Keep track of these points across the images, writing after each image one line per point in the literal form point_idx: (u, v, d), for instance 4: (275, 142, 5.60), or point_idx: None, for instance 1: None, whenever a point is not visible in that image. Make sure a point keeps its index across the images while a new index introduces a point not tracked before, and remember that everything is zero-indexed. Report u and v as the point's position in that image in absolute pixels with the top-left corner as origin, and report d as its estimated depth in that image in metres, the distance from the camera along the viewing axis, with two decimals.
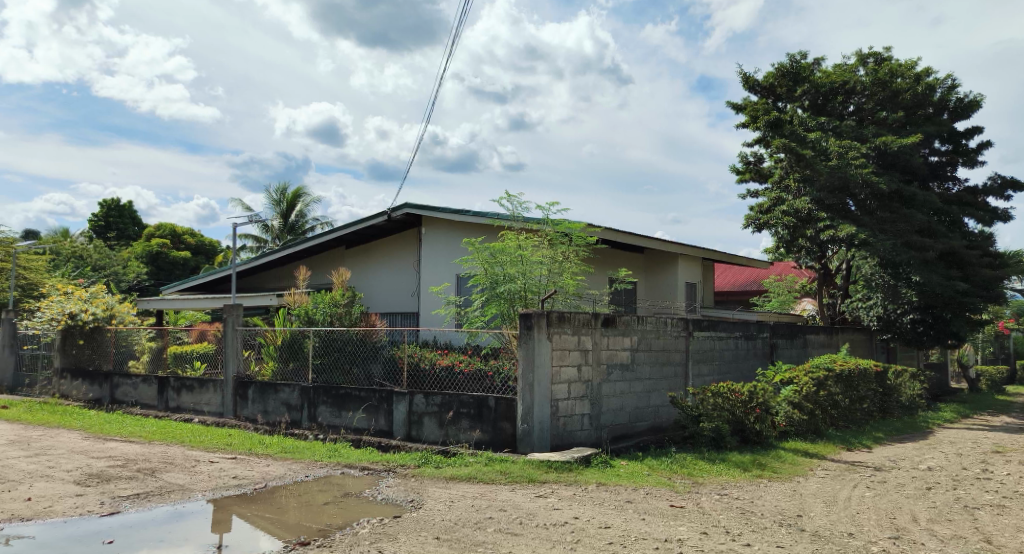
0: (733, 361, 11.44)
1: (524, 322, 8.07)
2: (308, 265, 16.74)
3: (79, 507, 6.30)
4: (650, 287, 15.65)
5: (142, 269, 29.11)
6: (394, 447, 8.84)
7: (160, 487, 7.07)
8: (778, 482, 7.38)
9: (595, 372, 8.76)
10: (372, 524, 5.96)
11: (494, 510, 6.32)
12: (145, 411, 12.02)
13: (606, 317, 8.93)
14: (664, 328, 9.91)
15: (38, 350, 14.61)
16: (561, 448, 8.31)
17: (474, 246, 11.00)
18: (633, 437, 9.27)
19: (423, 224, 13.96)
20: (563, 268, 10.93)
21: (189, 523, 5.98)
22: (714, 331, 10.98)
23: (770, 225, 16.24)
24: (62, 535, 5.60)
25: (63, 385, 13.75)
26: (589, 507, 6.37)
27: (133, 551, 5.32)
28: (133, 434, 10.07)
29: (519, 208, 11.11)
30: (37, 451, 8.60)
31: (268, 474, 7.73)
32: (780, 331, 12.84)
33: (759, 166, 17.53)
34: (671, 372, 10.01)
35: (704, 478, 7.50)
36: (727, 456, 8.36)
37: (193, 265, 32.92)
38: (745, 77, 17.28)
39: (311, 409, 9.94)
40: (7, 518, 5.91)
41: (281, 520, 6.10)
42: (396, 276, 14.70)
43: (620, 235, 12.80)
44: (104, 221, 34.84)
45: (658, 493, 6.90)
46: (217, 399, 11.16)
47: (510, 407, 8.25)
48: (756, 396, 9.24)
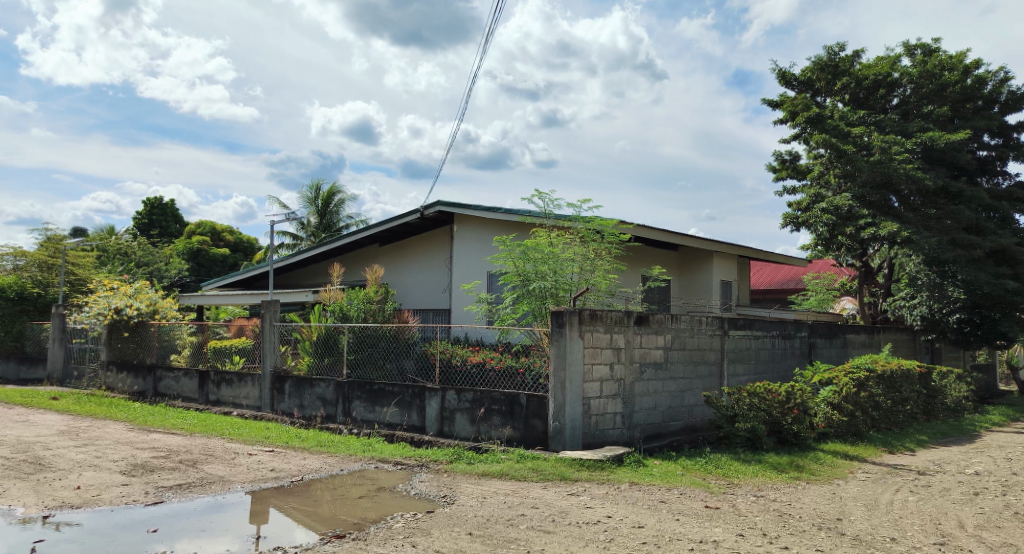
0: (770, 361, 11.27)
1: (556, 319, 8.06)
2: (342, 262, 16.93)
3: (125, 496, 6.47)
4: (685, 284, 15.49)
5: (184, 265, 29.74)
6: (426, 442, 8.90)
7: (201, 478, 7.21)
8: (816, 484, 7.25)
9: (628, 370, 8.70)
10: (405, 519, 6.00)
11: (526, 507, 6.32)
12: (186, 404, 12.30)
13: (639, 315, 8.86)
14: (698, 327, 9.78)
15: (85, 344, 15.04)
16: (594, 447, 8.27)
17: (505, 244, 10.97)
18: (666, 437, 9.18)
19: (456, 221, 14.00)
20: (595, 265, 10.87)
21: (227, 514, 6.09)
22: (750, 330, 10.81)
23: (810, 223, 15.93)
24: (108, 523, 5.74)
25: (109, 377, 14.13)
26: (622, 507, 6.33)
27: (175, 540, 5.43)
28: (175, 426, 10.31)
29: (551, 204, 11.02)
30: (85, 441, 8.86)
31: (304, 467, 7.83)
32: (819, 330, 12.61)
33: (797, 164, 17.23)
34: (706, 371, 9.89)
35: (741, 479, 7.39)
36: (763, 458, 8.23)
37: (232, 262, 33.56)
38: (782, 72, 16.96)
39: (345, 404, 10.05)
40: (57, 505, 6.09)
41: (316, 513, 6.18)
42: (428, 273, 14.78)
43: (654, 232, 12.66)
44: (147, 219, 35.76)
45: (693, 494, 6.83)
46: (255, 393, 11.36)
47: (542, 405, 8.23)
48: (794, 397, 9.05)
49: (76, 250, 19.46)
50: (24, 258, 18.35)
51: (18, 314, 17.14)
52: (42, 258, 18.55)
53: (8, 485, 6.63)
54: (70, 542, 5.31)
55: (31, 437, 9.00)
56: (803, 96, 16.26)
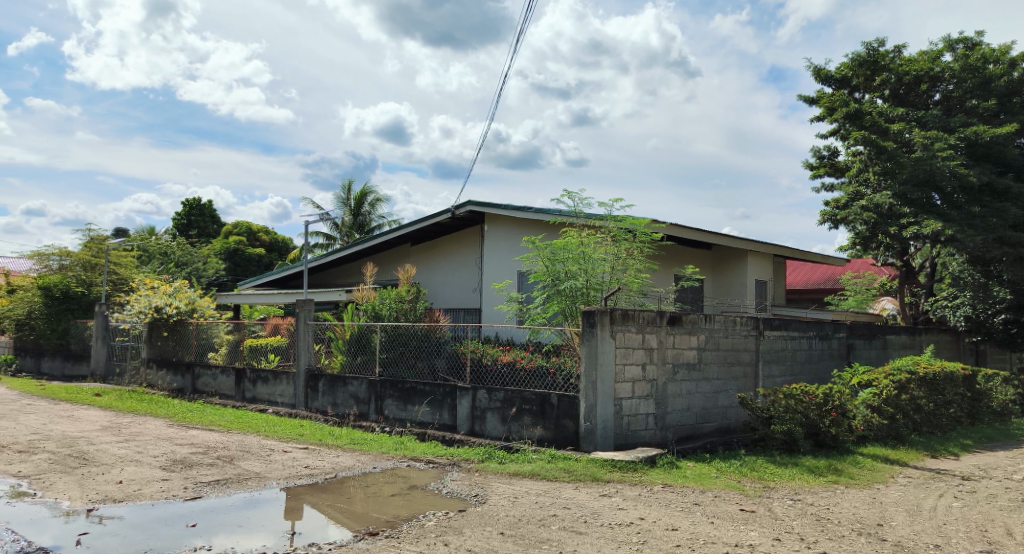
0: (807, 362, 11.08)
1: (587, 319, 8.03)
2: (375, 261, 17.07)
3: (164, 491, 6.60)
4: (719, 284, 15.30)
5: (221, 265, 30.28)
6: (457, 441, 8.93)
7: (237, 474, 7.34)
8: (856, 489, 7.09)
9: (661, 371, 8.61)
10: (437, 517, 6.02)
11: (558, 508, 6.29)
12: (223, 401, 12.52)
13: (672, 315, 8.76)
14: (732, 327, 9.65)
15: (127, 341, 15.39)
16: (626, 448, 8.20)
17: (535, 244, 10.94)
18: (699, 438, 9.07)
19: (487, 220, 14.03)
20: (627, 265, 10.79)
21: (263, 509, 6.19)
22: (786, 331, 10.64)
23: (849, 221, 15.62)
24: (149, 517, 5.87)
25: (149, 375, 14.44)
26: (655, 509, 6.27)
27: (213, 535, 5.52)
28: (213, 422, 10.50)
29: (581, 203, 10.96)
30: (127, 436, 9.08)
31: (338, 465, 7.91)
32: (858, 331, 12.35)
33: (835, 161, 16.90)
34: (741, 373, 9.75)
35: (777, 482, 7.26)
36: (799, 460, 8.08)
37: (268, 262, 34.09)
38: (818, 69, 16.67)
39: (378, 402, 10.14)
40: (101, 499, 6.24)
41: (349, 510, 6.24)
42: (459, 272, 14.83)
43: (687, 231, 12.54)
44: (186, 220, 36.53)
45: (728, 496, 6.74)
46: (290, 391, 11.51)
47: (573, 404, 8.20)
48: (832, 399, 8.88)
49: (118, 250, 19.86)
50: (69, 258, 18.74)
51: (62, 313, 17.64)
52: (86, 258, 18.76)
53: (54, 478, 6.82)
54: (112, 535, 5.44)
55: (75, 432, 9.25)
56: (840, 92, 15.93)
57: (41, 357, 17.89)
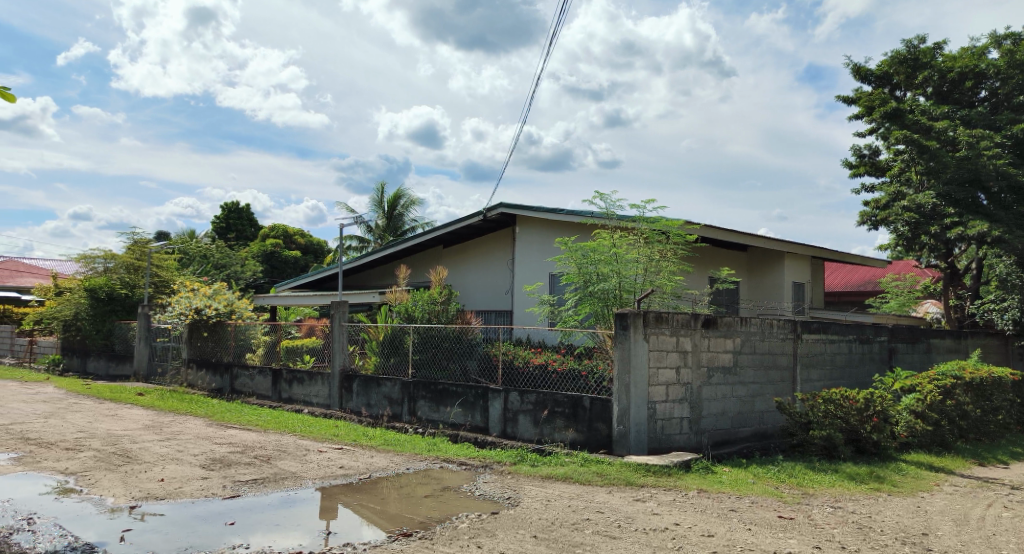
0: (847, 366, 10.84)
1: (620, 322, 7.97)
2: (408, 264, 17.18)
3: (204, 489, 6.73)
4: (755, 286, 15.06)
5: (258, 267, 30.82)
6: (490, 443, 8.94)
7: (274, 473, 7.45)
8: (899, 496, 6.92)
9: (696, 374, 8.51)
10: (470, 519, 6.03)
11: (591, 512, 6.26)
12: (260, 401, 12.72)
13: (707, 318, 8.64)
14: (770, 330, 9.48)
15: (168, 342, 15.74)
16: (660, 452, 8.13)
17: (567, 246, 10.89)
18: (736, 443, 8.95)
19: (518, 222, 14.01)
20: (661, 267, 10.67)
21: (298, 508, 6.27)
22: (826, 334, 10.44)
23: (889, 222, 15.27)
24: (189, 514, 5.99)
25: (189, 375, 14.74)
26: (690, 514, 6.19)
27: (250, 533, 5.60)
28: (250, 422, 10.69)
29: (613, 205, 10.90)
30: (168, 435, 9.27)
31: (372, 465, 7.98)
32: (900, 335, 12.05)
33: (876, 160, 16.55)
34: (778, 377, 9.58)
35: (816, 489, 7.11)
36: (840, 467, 7.91)
37: (303, 264, 34.57)
38: (856, 67, 16.34)
39: (411, 403, 10.20)
40: (143, 497, 6.39)
41: (382, 510, 6.29)
42: (491, 274, 14.84)
43: (722, 233, 12.38)
44: (224, 224, 37.24)
45: (766, 503, 6.62)
46: (325, 391, 11.64)
47: (606, 407, 8.15)
48: (874, 404, 8.67)
49: (160, 253, 20.31)
50: (114, 261, 19.23)
51: (107, 314, 18.09)
52: (130, 261, 19.28)
53: (99, 476, 7.01)
54: (154, 531, 5.55)
55: (119, 430, 9.48)
56: (880, 91, 15.58)
57: (87, 357, 18.40)
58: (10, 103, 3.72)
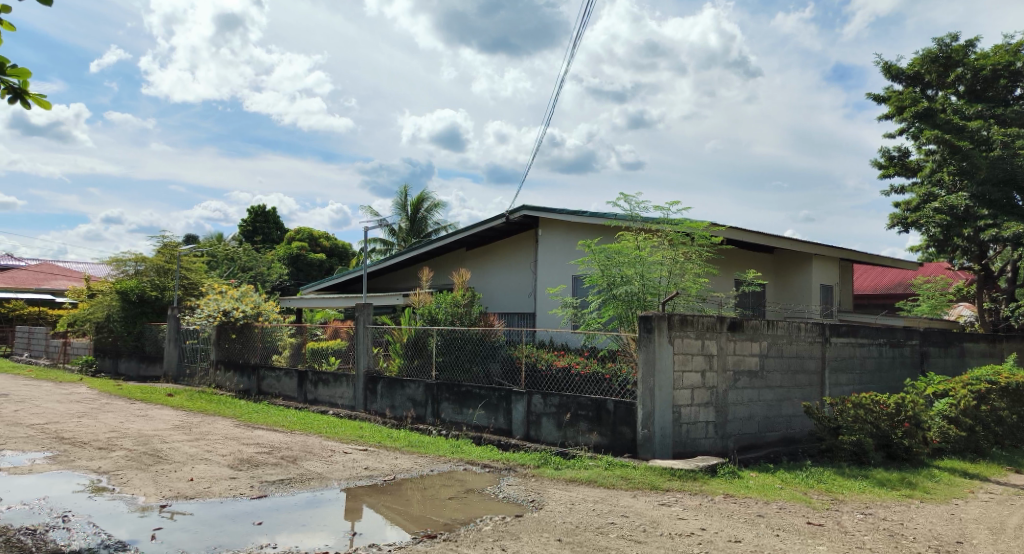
0: (877, 370, 10.67)
1: (644, 324, 7.92)
2: (432, 266, 17.25)
3: (232, 489, 6.81)
4: (781, 289, 14.88)
5: (284, 270, 31.17)
6: (513, 446, 8.93)
7: (301, 474, 7.51)
8: (931, 504, 6.78)
9: (721, 378, 8.42)
10: (494, 522, 6.03)
11: (615, 516, 6.22)
12: (286, 402, 12.85)
13: (733, 321, 8.56)
14: (797, 333, 9.36)
15: (197, 344, 15.97)
16: (685, 456, 8.05)
17: (591, 248, 10.84)
18: (762, 448, 8.84)
19: (541, 225, 13.98)
20: (686, 269, 10.57)
21: (324, 509, 6.31)
22: (856, 337, 10.27)
23: (920, 224, 15.00)
24: (217, 514, 6.06)
25: (217, 376, 14.95)
26: (716, 519, 6.12)
27: (277, 533, 5.66)
28: (276, 422, 10.80)
29: (637, 207, 10.84)
30: (197, 436, 9.40)
31: (396, 467, 8.02)
32: (932, 338, 11.82)
33: (906, 160, 16.26)
34: (806, 381, 9.45)
35: (846, 495, 6.99)
36: (870, 473, 7.77)
37: (328, 267, 34.89)
38: (886, 66, 16.10)
39: (435, 405, 10.23)
40: (172, 496, 6.48)
41: (406, 512, 6.31)
42: (515, 277, 14.83)
43: (748, 235, 12.24)
44: (251, 227, 37.73)
45: (794, 509, 6.52)
46: (350, 393, 11.72)
47: (630, 411, 8.10)
48: (905, 409, 8.51)
49: (189, 256, 20.59)
50: (144, 263, 19.39)
51: (138, 316, 18.44)
52: (160, 264, 19.43)
53: (131, 475, 7.12)
54: (184, 530, 5.63)
55: (150, 430, 9.64)
56: (911, 90, 15.34)
57: (118, 359, 18.75)
58: (44, 109, 3.79)
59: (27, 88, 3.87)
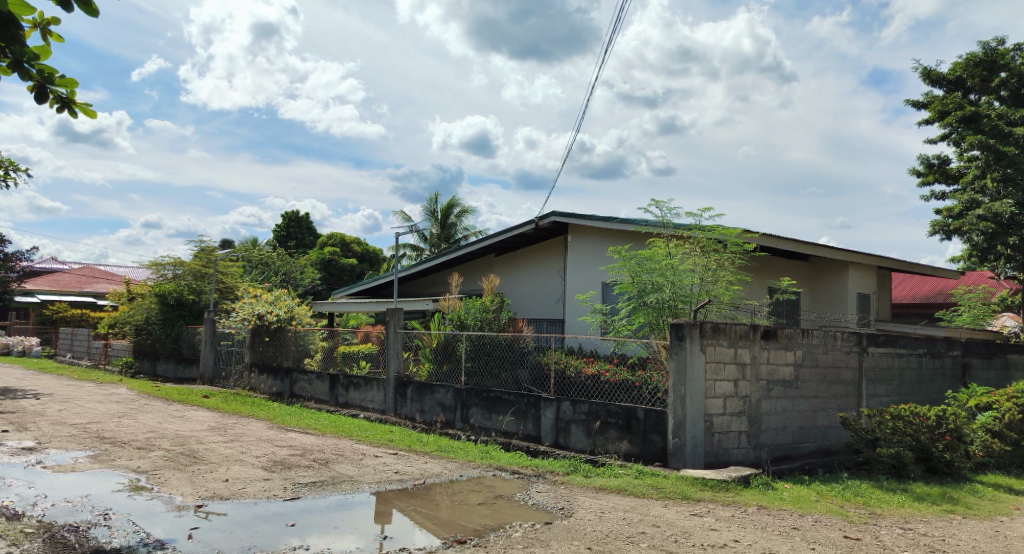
0: (917, 381, 10.43)
1: (675, 332, 7.84)
2: (462, 272, 17.32)
3: (266, 490, 6.90)
4: (816, 297, 14.62)
5: (316, 274, 31.59)
6: (542, 452, 8.90)
7: (333, 477, 7.58)
8: (974, 520, 6.59)
9: (754, 388, 8.31)
10: (524, 529, 6.01)
11: (646, 525, 6.16)
12: (318, 405, 12.98)
13: (767, 329, 8.44)
14: (833, 343, 9.18)
15: (232, 346, 16.25)
16: (717, 467, 7.95)
17: (621, 254, 10.76)
18: (797, 459, 8.69)
19: (571, 231, 13.95)
20: (718, 276, 10.47)
21: (355, 512, 6.36)
22: (894, 348, 10.04)
23: (963, 231, 14.62)
24: (250, 514, 6.14)
25: (251, 379, 15.18)
26: (750, 531, 6.03)
27: (309, 535, 5.71)
28: (308, 425, 10.93)
29: (668, 213, 10.73)
30: (232, 437, 9.56)
31: (426, 471, 8.05)
32: (975, 349, 11.51)
33: (946, 168, 15.90)
34: (842, 392, 9.27)
35: (884, 509, 6.83)
36: (909, 486, 7.58)
37: (360, 272, 35.26)
38: (926, 70, 15.79)
39: (464, 410, 10.26)
40: (208, 496, 6.59)
41: (436, 516, 6.33)
42: (544, 283, 14.80)
43: (781, 242, 12.05)
44: (285, 232, 38.32)
45: (830, 522, 6.39)
46: (380, 397, 11.80)
47: (661, 420, 8.02)
48: (947, 422, 8.27)
49: (225, 260, 20.94)
50: (181, 267, 19.70)
51: (176, 319, 18.87)
52: (197, 268, 19.77)
53: (168, 474, 7.27)
54: (219, 530, 5.72)
55: (186, 431, 9.83)
56: (952, 95, 15.10)
57: (156, 360, 19.16)
58: (91, 119, 3.91)
59: (74, 98, 4.01)
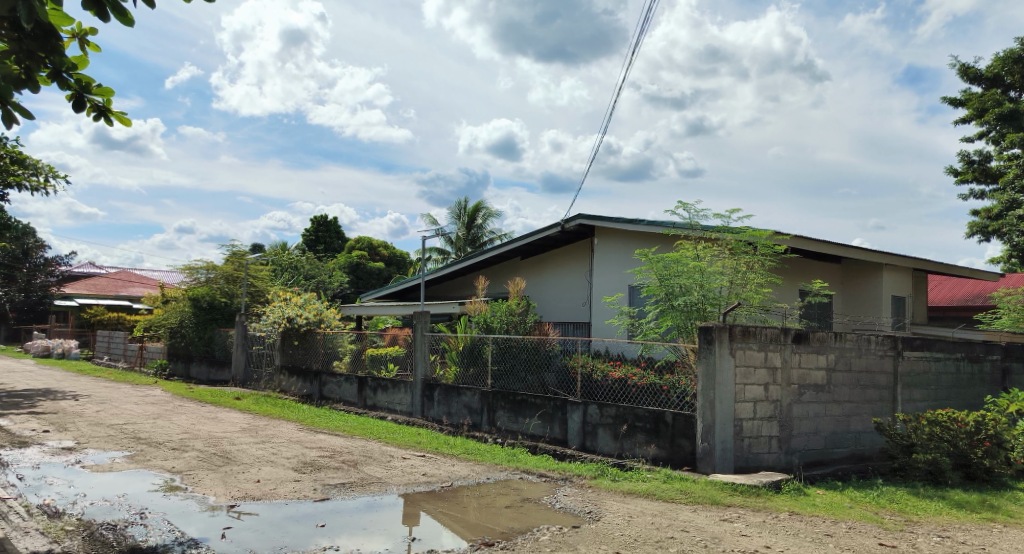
0: (954, 386, 10.20)
1: (704, 335, 7.77)
2: (488, 274, 17.35)
3: (296, 491, 6.98)
4: (848, 300, 14.36)
5: (344, 278, 31.90)
6: (569, 455, 8.89)
7: (361, 478, 7.64)
8: (1016, 529, 6.40)
9: (785, 392, 8.19)
10: (552, 532, 5.99)
11: (675, 530, 6.10)
12: (347, 407, 13.10)
13: (797, 333, 8.31)
14: (867, 346, 9.01)
15: (263, 349, 16.46)
16: (747, 472, 7.86)
17: (648, 257, 10.67)
18: (829, 465, 8.55)
19: (598, 234, 13.91)
20: (747, 279, 10.35)
21: (383, 513, 6.40)
22: (930, 351, 9.82)
23: (1003, 232, 14.27)
24: (281, 515, 6.21)
25: (282, 381, 15.36)
26: (782, 537, 5.94)
27: (337, 535, 5.76)
28: (338, 427, 11.04)
29: (696, 215, 10.61)
30: (263, 438, 9.70)
31: (453, 473, 8.07)
32: (1015, 353, 11.21)
33: (986, 165, 15.55)
34: (876, 396, 9.10)
35: (921, 516, 6.68)
36: (947, 493, 7.41)
37: (387, 275, 35.51)
38: (963, 67, 15.48)
39: (490, 413, 10.29)
40: (241, 496, 6.68)
41: (463, 519, 6.34)
42: (570, 285, 14.77)
43: (812, 243, 11.88)
44: (314, 237, 38.76)
45: (865, 529, 6.27)
46: (408, 399, 11.86)
47: (689, 424, 7.95)
48: (986, 428, 8.07)
49: (256, 263, 21.16)
50: (214, 271, 20.02)
51: (208, 322, 19.13)
52: (229, 272, 20.08)
53: (201, 475, 7.37)
54: (251, 530, 5.80)
55: (219, 432, 10.00)
56: (991, 92, 14.78)
57: (190, 363, 19.50)
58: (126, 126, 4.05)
59: (110, 106, 4.15)
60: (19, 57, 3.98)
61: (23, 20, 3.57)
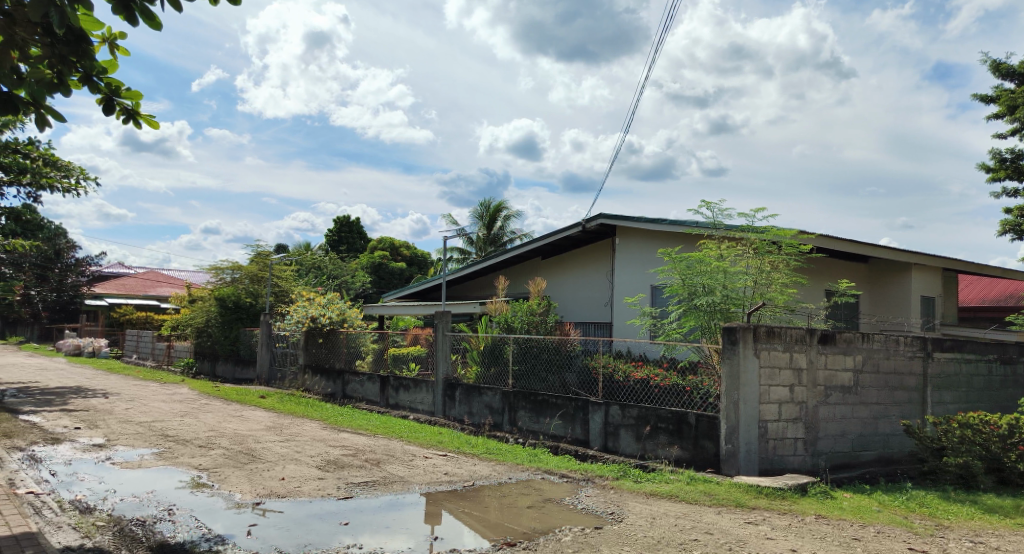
0: (986, 389, 9.99)
1: (728, 336, 7.70)
2: (510, 274, 17.34)
3: (320, 489, 7.03)
4: (876, 300, 14.12)
5: (367, 278, 32.07)
6: (591, 456, 8.85)
7: (384, 477, 7.67)
8: None
9: (811, 393, 8.08)
10: (574, 533, 5.96)
11: (699, 532, 6.04)
12: (369, 406, 13.17)
13: (823, 333, 8.20)
14: (895, 347, 8.87)
15: (287, 348, 16.63)
16: (772, 474, 7.76)
17: (670, 256, 10.60)
18: (857, 467, 8.42)
19: (619, 234, 13.83)
20: (772, 279, 10.23)
21: (406, 512, 6.41)
22: (961, 353, 9.62)
23: None
24: (305, 513, 6.25)
25: (305, 380, 15.49)
26: (808, 541, 5.86)
27: (361, 534, 5.79)
28: (361, 426, 11.10)
29: (719, 214, 10.50)
30: (287, 436, 9.78)
31: (475, 473, 8.07)
32: None
33: (1019, 163, 15.20)
34: (905, 398, 8.95)
35: (952, 521, 6.55)
36: (979, 498, 7.26)
37: (409, 275, 35.65)
38: (995, 62, 15.16)
39: (512, 413, 10.30)
40: (266, 494, 6.74)
41: (485, 518, 6.35)
42: (591, 285, 14.71)
43: (838, 243, 11.70)
44: (337, 237, 39.05)
45: (894, 533, 6.16)
46: (430, 399, 11.90)
47: (712, 425, 7.87)
48: (1020, 431, 7.89)
49: (280, 264, 21.37)
50: (239, 272, 20.25)
51: (234, 321, 19.38)
52: (253, 272, 20.29)
53: (227, 472, 7.46)
54: (276, 527, 5.84)
55: (244, 430, 10.10)
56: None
57: (215, 361, 19.74)
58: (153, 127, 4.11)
59: (138, 109, 4.21)
60: (52, 62, 4.07)
61: (55, 26, 3.64)
